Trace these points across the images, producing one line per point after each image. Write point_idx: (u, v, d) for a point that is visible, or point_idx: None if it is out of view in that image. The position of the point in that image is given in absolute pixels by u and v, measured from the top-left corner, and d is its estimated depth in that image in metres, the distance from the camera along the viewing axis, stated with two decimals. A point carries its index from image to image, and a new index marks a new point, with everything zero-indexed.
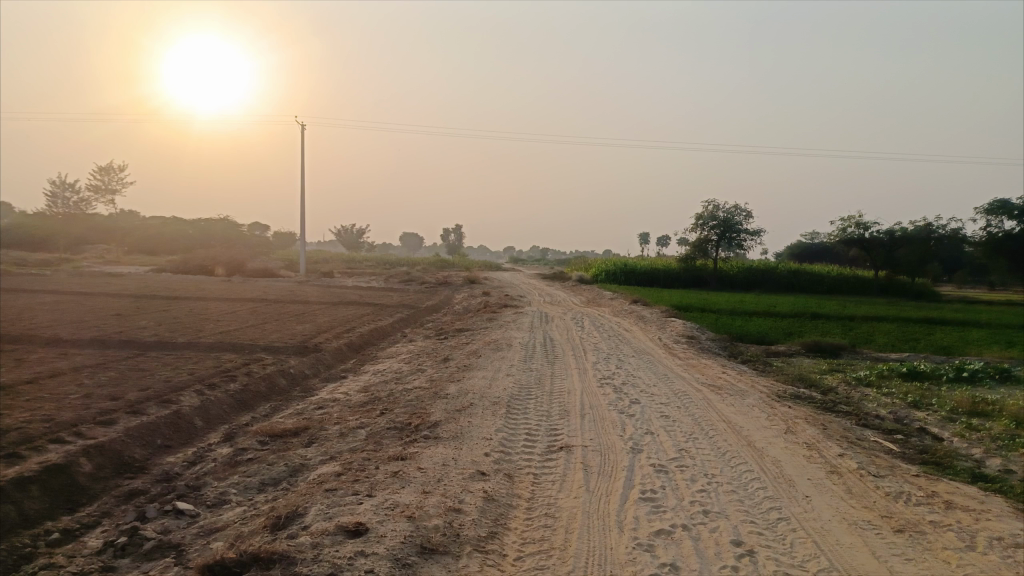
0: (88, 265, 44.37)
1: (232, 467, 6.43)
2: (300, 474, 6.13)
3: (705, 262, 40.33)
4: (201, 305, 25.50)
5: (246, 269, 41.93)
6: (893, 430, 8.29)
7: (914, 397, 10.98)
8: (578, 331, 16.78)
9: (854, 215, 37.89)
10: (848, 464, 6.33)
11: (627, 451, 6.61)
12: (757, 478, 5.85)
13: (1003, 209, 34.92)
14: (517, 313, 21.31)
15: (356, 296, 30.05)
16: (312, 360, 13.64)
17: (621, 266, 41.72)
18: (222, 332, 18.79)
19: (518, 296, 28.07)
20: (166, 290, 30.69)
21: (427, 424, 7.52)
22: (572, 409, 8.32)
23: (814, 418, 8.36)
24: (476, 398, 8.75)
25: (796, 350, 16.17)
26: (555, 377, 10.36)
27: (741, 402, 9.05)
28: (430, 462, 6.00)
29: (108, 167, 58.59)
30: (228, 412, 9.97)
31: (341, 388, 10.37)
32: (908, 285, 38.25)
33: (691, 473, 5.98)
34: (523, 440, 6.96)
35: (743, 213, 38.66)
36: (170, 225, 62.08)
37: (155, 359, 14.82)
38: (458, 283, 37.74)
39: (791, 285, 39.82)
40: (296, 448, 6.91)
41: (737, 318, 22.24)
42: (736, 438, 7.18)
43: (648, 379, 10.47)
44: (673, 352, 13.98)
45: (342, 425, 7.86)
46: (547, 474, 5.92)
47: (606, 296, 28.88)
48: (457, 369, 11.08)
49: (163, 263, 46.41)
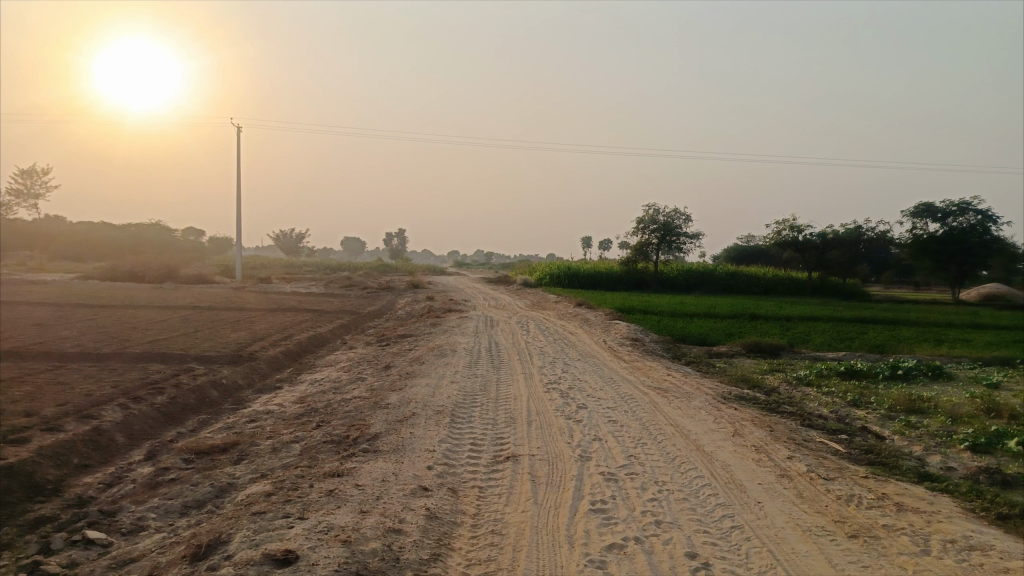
0: (9, 272, 42.22)
1: (152, 489, 5.95)
2: (227, 495, 5.71)
3: (646, 265, 40.71)
4: (129, 313, 24.39)
5: (179, 275, 40.46)
6: (837, 430, 8.29)
7: (853, 396, 11.12)
8: (522, 336, 16.57)
9: (788, 218, 38.76)
10: (797, 466, 6.24)
11: (576, 459, 6.38)
12: (708, 485, 5.69)
13: (928, 212, 36.26)
14: (460, 318, 20.96)
15: (295, 303, 29.16)
16: (247, 370, 13.05)
17: (564, 270, 41.78)
18: (151, 342, 17.90)
19: (461, 301, 27.73)
20: (92, 298, 29.25)
21: (366, 436, 7.16)
22: (517, 416, 8.06)
23: (760, 419, 8.31)
24: (418, 407, 8.42)
25: (737, 350, 16.30)
26: (500, 383, 10.10)
27: (688, 404, 8.94)
28: (369, 479, 5.65)
29: (29, 170, 55.85)
30: (154, 427, 9.37)
31: (276, 399, 9.88)
32: (840, 286, 39.40)
33: (641, 481, 5.80)
34: (468, 451, 6.67)
35: (683, 216, 38.94)
36: (98, 231, 59.58)
37: (78, 371, 13.99)
38: (401, 288, 37.19)
39: (730, 287, 40.53)
40: (225, 466, 6.46)
41: (679, 320, 22.36)
42: (685, 442, 7.04)
43: (594, 383, 10.32)
44: (618, 355, 13.88)
45: (275, 439, 7.43)
46: (492, 487, 5.64)
47: (550, 299, 28.79)
48: (399, 376, 10.70)
49: (90, 270, 44.45)
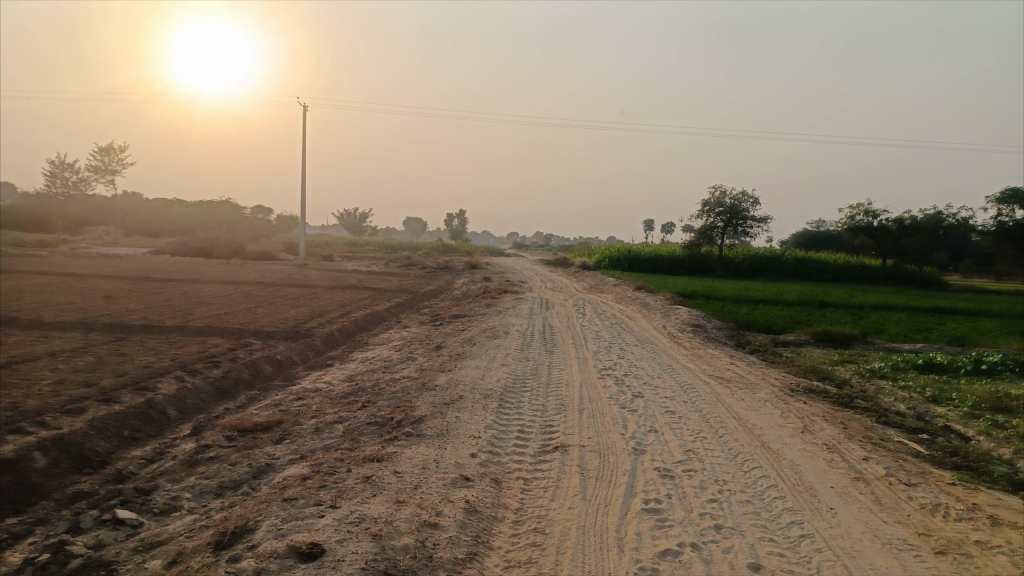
0: (87, 245, 43.84)
1: (191, 468, 5.81)
2: (264, 476, 5.52)
3: (710, 249, 39.58)
4: (195, 287, 24.89)
5: (245, 252, 41.29)
6: (917, 429, 7.63)
7: (932, 391, 10.34)
8: (578, 319, 16.09)
9: (862, 203, 37.06)
10: (874, 469, 5.67)
11: (629, 453, 5.97)
12: (774, 487, 5.21)
13: (1015, 198, 34.03)
14: (516, 300, 20.60)
15: (355, 281, 29.33)
16: (302, 346, 13.04)
17: (624, 253, 41.01)
18: (212, 316, 18.18)
19: (519, 282, 27.41)
20: (162, 272, 30.02)
21: (411, 419, 6.89)
22: (569, 403, 7.68)
23: (832, 415, 7.70)
24: (466, 390, 8.12)
25: (805, 339, 15.54)
26: (553, 368, 9.72)
27: (752, 396, 8.40)
28: (408, 465, 5.36)
29: (108, 147, 57.74)
30: (205, 402, 9.35)
31: (325, 377, 9.76)
32: (915, 274, 37.57)
33: (700, 479, 5.36)
34: (514, 439, 6.32)
35: (751, 199, 37.52)
36: (173, 208, 61.35)
37: (140, 343, 14.24)
38: (459, 268, 37.04)
39: (798, 273, 39.05)
40: (265, 446, 6.28)
41: (744, 305, 21.52)
42: (749, 437, 6.53)
43: (652, 370, 9.87)
44: (679, 342, 13.27)
45: (319, 418, 7.25)
46: (539, 479, 5.30)
47: (609, 282, 28.18)
48: (448, 358, 10.45)
49: (162, 245, 45.81)
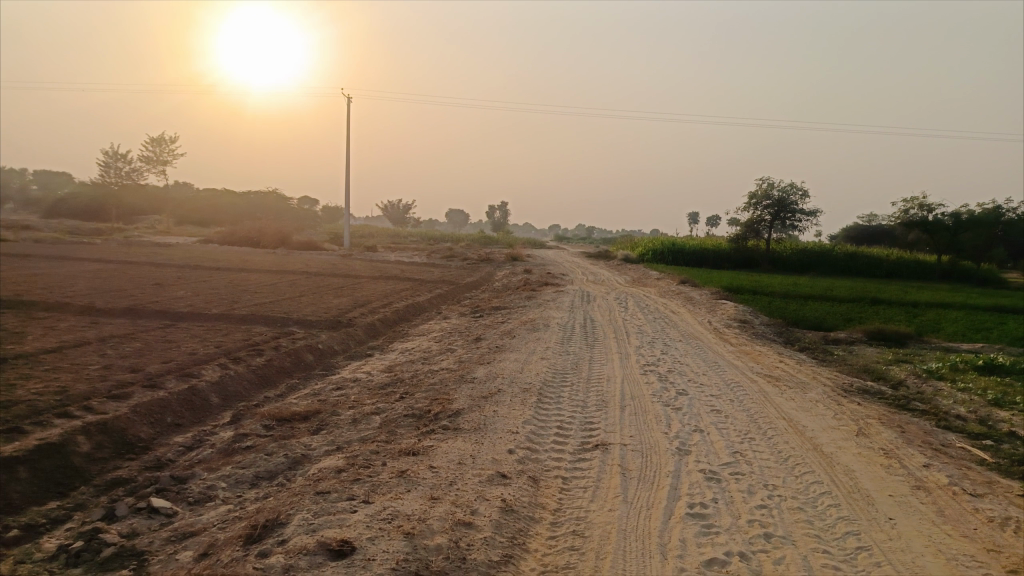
0: (140, 234, 44.91)
1: (228, 456, 5.77)
2: (299, 467, 5.45)
3: (756, 243, 38.74)
4: (241, 276, 25.23)
5: (291, 242, 41.82)
6: (980, 434, 7.22)
7: (993, 394, 9.85)
8: (620, 313, 15.84)
9: (917, 197, 35.81)
10: (936, 478, 5.34)
11: (673, 453, 5.75)
12: (827, 493, 4.93)
13: None
14: (557, 292, 20.38)
15: (397, 272, 29.44)
16: (343, 335, 13.06)
17: (668, 247, 40.42)
18: (257, 304, 18.39)
19: (560, 274, 27.21)
20: (210, 261, 30.58)
21: (448, 412, 6.76)
22: (610, 400, 7.47)
23: (889, 418, 7.34)
24: (505, 383, 7.97)
25: (856, 337, 15.01)
26: (594, 362, 9.52)
27: (802, 396, 8.07)
28: (444, 460, 5.22)
29: (160, 138, 59.05)
30: (247, 389, 9.38)
31: (364, 367, 9.70)
32: (973, 271, 36.18)
33: (748, 483, 5.11)
34: (553, 436, 6.15)
35: (800, 191, 36.51)
36: (221, 198, 62.53)
37: (186, 330, 14.43)
38: (500, 260, 36.90)
39: (848, 269, 37.98)
40: (301, 436, 6.22)
41: (793, 301, 20.95)
42: (799, 439, 6.25)
43: (697, 366, 9.59)
44: (724, 338, 12.93)
45: (356, 409, 7.18)
46: (578, 478, 5.12)
47: (653, 276, 27.73)
48: (488, 350, 10.33)
49: (211, 234, 46.70)
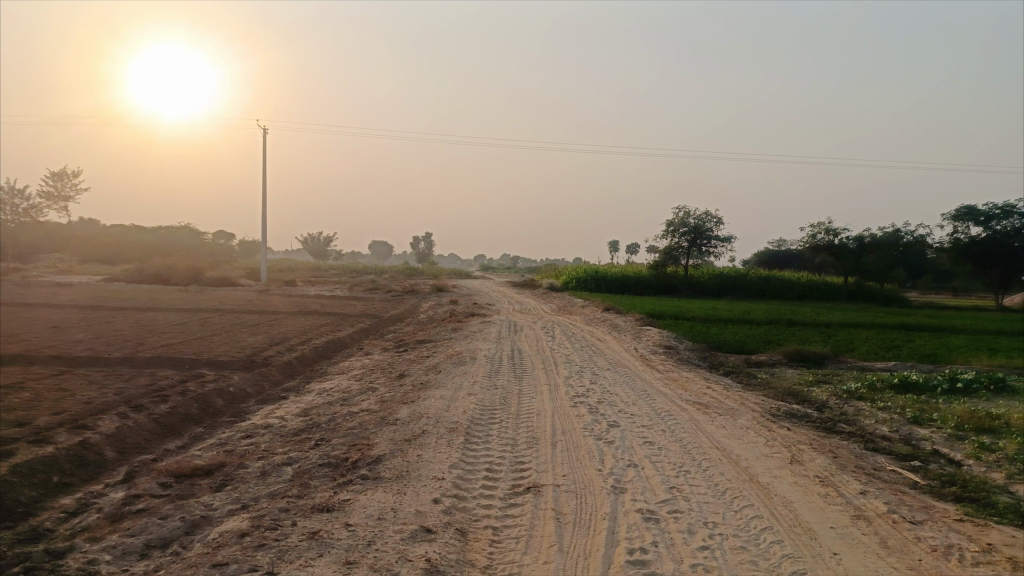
0: (40, 274, 42.24)
1: (115, 523, 5.11)
2: (199, 531, 4.86)
3: (675, 269, 39.55)
4: (149, 316, 23.89)
5: (205, 278, 40.14)
6: (908, 455, 7.21)
7: (912, 412, 10.02)
8: (548, 342, 15.61)
9: (823, 221, 37.28)
10: (874, 505, 5.22)
11: (608, 492, 5.44)
12: (769, 529, 4.72)
13: (970, 215, 34.56)
14: (483, 323, 20.05)
15: (318, 306, 28.51)
16: (257, 377, 12.32)
17: (591, 275, 40.76)
18: (165, 345, 17.27)
19: (486, 305, 26.93)
20: (116, 300, 28.91)
21: (368, 459, 6.27)
22: (541, 436, 7.13)
23: (819, 442, 7.27)
24: (430, 423, 7.51)
25: (777, 359, 15.22)
26: (522, 396, 9.18)
27: (733, 424, 7.94)
28: (362, 516, 4.75)
29: (61, 173, 56.14)
30: (149, 440, 8.57)
31: (278, 411, 9.06)
32: (878, 291, 37.86)
33: (688, 522, 4.84)
34: (481, 480, 5.75)
35: (715, 219, 37.73)
36: (130, 235, 59.79)
37: (84, 376, 13.36)
38: (424, 292, 36.33)
39: (763, 292, 39.17)
40: (202, 494, 5.60)
41: (714, 325, 21.26)
42: (735, 470, 6.05)
43: (627, 395, 9.38)
44: (651, 365, 12.87)
45: (266, 459, 6.59)
46: (509, 527, 4.73)
47: (578, 304, 27.82)
48: (412, 387, 9.85)
49: (118, 272, 44.35)
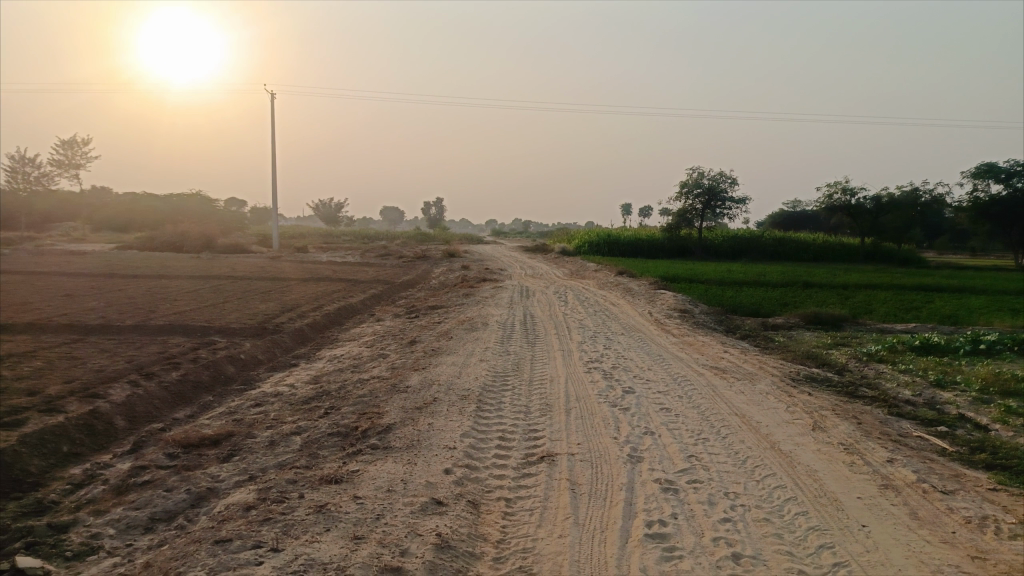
0: (53, 242, 42.35)
1: (120, 496, 5.00)
2: (204, 504, 4.75)
3: (689, 231, 39.11)
4: (161, 283, 23.86)
5: (216, 245, 40.11)
6: (934, 421, 6.97)
7: (935, 375, 9.75)
8: (560, 307, 15.42)
9: (840, 181, 36.50)
10: (902, 474, 5.01)
11: (624, 462, 5.26)
12: (794, 500, 4.53)
13: (991, 173, 33.72)
14: (495, 288, 19.84)
15: (330, 272, 28.39)
16: (268, 344, 12.23)
17: (604, 238, 40.37)
18: (176, 313, 17.24)
19: (498, 269, 26.72)
20: (128, 268, 28.93)
21: (377, 428, 6.12)
22: (554, 403, 6.96)
23: (842, 408, 7.04)
24: (441, 391, 7.36)
25: (794, 322, 14.95)
26: (535, 362, 9.01)
27: (752, 389, 7.73)
28: (371, 488, 4.60)
29: (71, 141, 55.99)
30: (159, 409, 8.48)
31: (288, 379, 8.94)
32: (895, 252, 37.29)
33: (708, 493, 4.66)
34: (494, 449, 5.59)
35: (729, 180, 36.82)
36: (142, 202, 59.77)
37: (96, 345, 13.32)
38: (436, 257, 36.12)
39: (778, 254, 38.71)
40: (209, 465, 5.48)
41: (729, 288, 20.93)
42: (756, 438, 5.86)
43: (641, 360, 9.19)
44: (666, 329, 12.67)
45: (275, 429, 6.47)
46: (523, 499, 4.57)
47: (590, 268, 27.55)
48: (423, 354, 9.70)
49: (130, 240, 44.37)
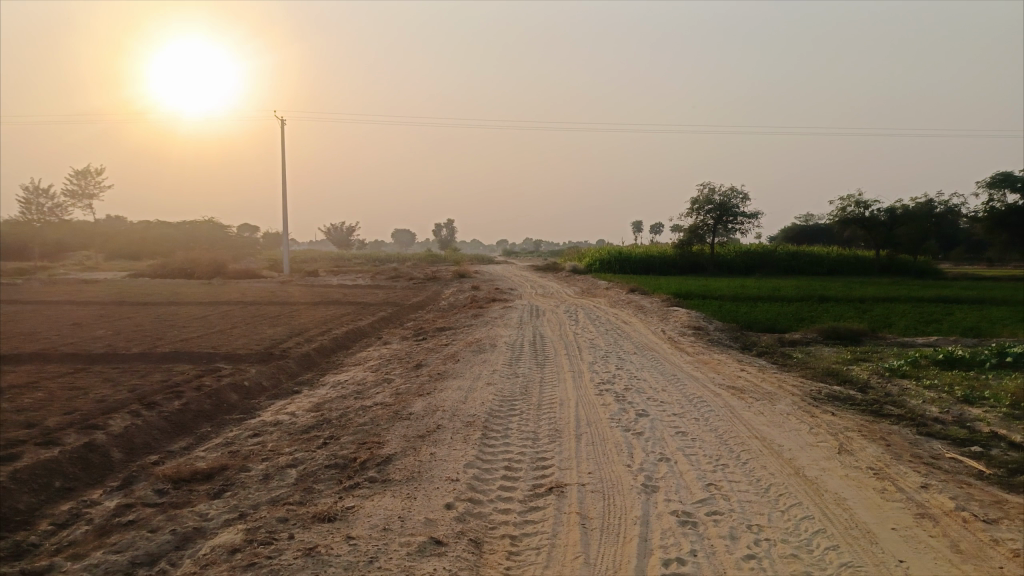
0: (66, 272, 42.47)
1: (102, 538, 4.70)
2: (190, 545, 4.45)
3: (701, 247, 38.75)
4: (170, 310, 23.71)
5: (227, 271, 40.08)
6: (967, 440, 6.56)
7: (962, 390, 9.33)
8: (571, 327, 15.10)
9: (853, 193, 36.00)
10: (938, 502, 4.64)
11: (638, 492, 4.92)
12: (822, 533, 4.17)
13: (1006, 182, 33.14)
14: (504, 309, 19.54)
15: (339, 296, 28.20)
16: (274, 370, 11.96)
17: (615, 255, 40.07)
18: (184, 340, 17.03)
19: (508, 290, 26.43)
20: (138, 296, 28.84)
21: (376, 459, 5.80)
22: (564, 428, 6.62)
23: (868, 429, 6.66)
24: (445, 418, 7.04)
25: (812, 338, 14.53)
26: (544, 384, 8.69)
27: (772, 410, 7.36)
28: (367, 527, 4.30)
29: (85, 171, 56.47)
30: (158, 439, 8.18)
31: (289, 407, 8.64)
32: (911, 264, 36.74)
33: (730, 526, 4.31)
34: (500, 480, 5.26)
35: (740, 195, 36.60)
36: (155, 229, 60.06)
37: (100, 373, 13.09)
38: (446, 278, 35.89)
39: (792, 268, 38.24)
40: (198, 503, 5.18)
41: (743, 304, 20.55)
42: (778, 463, 5.50)
43: (655, 381, 8.84)
44: (680, 347, 12.34)
45: (271, 461, 6.17)
46: (530, 536, 4.24)
47: (601, 286, 27.18)
48: (428, 377, 9.39)
49: (142, 268, 44.46)
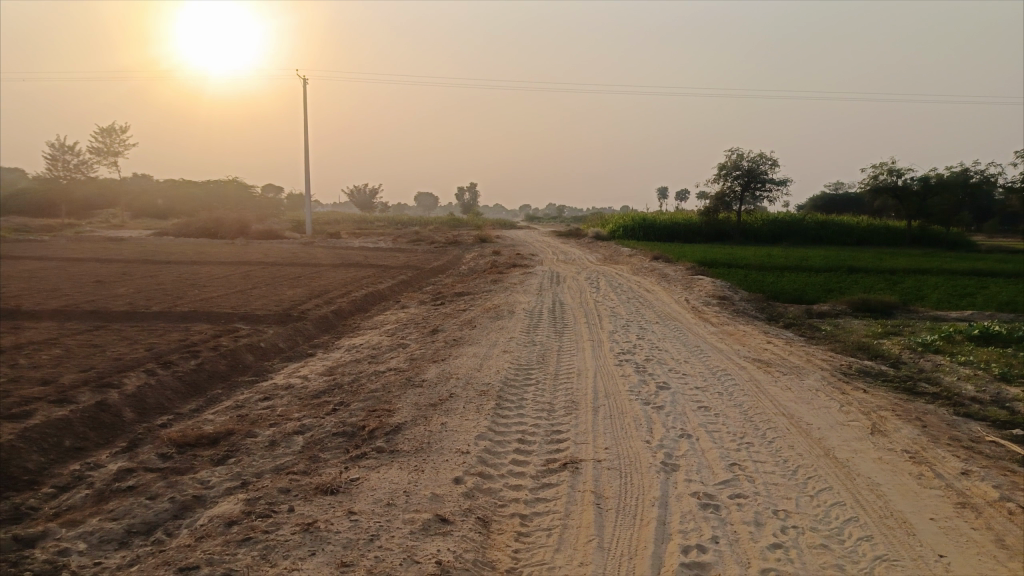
0: (92, 229, 42.78)
1: (101, 504, 4.55)
2: (188, 515, 4.29)
3: (727, 215, 38.01)
4: (192, 269, 23.70)
5: (250, 231, 40.10)
6: (1007, 422, 6.18)
7: (1000, 368, 8.93)
8: (592, 294, 14.76)
9: (885, 161, 34.89)
10: (981, 491, 4.33)
11: (658, 471, 4.66)
12: (855, 521, 3.90)
13: None
14: (525, 274, 19.24)
15: (360, 258, 28.04)
16: (290, 332, 11.82)
17: (639, 221, 39.46)
18: (203, 299, 16.97)
19: (529, 255, 26.09)
20: (161, 254, 28.88)
21: (385, 428, 5.61)
22: (581, 400, 6.36)
23: (901, 408, 6.34)
24: (458, 386, 6.82)
25: (841, 310, 14.08)
26: (562, 353, 8.43)
27: (800, 385, 7.04)
28: (370, 501, 4.10)
29: (110, 128, 56.51)
30: (171, 400, 8.06)
31: (302, 371, 8.48)
32: (943, 235, 35.80)
33: (755, 511, 4.04)
34: (512, 453, 5.03)
35: (769, 161, 35.84)
36: (180, 188, 60.19)
37: (119, 332, 13.03)
38: (468, 242, 35.58)
39: (820, 238, 37.42)
40: (200, 469, 5.02)
41: (769, 274, 20.05)
42: (806, 443, 5.21)
43: (677, 352, 8.54)
44: (704, 317, 12.00)
45: (279, 426, 5.99)
46: (541, 516, 4.01)
47: (624, 253, 26.74)
48: (444, 343, 9.17)
49: (167, 226, 44.63)
